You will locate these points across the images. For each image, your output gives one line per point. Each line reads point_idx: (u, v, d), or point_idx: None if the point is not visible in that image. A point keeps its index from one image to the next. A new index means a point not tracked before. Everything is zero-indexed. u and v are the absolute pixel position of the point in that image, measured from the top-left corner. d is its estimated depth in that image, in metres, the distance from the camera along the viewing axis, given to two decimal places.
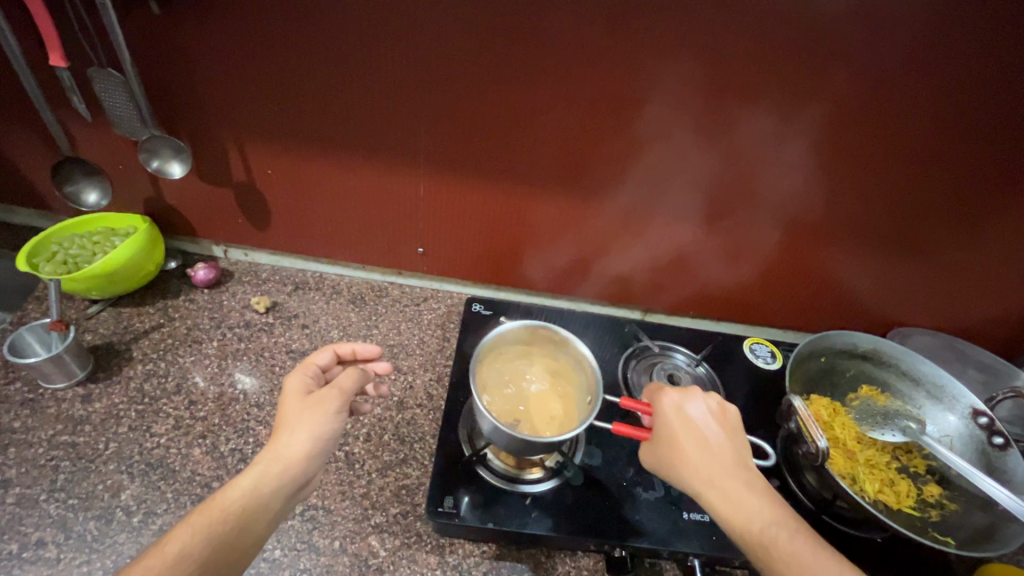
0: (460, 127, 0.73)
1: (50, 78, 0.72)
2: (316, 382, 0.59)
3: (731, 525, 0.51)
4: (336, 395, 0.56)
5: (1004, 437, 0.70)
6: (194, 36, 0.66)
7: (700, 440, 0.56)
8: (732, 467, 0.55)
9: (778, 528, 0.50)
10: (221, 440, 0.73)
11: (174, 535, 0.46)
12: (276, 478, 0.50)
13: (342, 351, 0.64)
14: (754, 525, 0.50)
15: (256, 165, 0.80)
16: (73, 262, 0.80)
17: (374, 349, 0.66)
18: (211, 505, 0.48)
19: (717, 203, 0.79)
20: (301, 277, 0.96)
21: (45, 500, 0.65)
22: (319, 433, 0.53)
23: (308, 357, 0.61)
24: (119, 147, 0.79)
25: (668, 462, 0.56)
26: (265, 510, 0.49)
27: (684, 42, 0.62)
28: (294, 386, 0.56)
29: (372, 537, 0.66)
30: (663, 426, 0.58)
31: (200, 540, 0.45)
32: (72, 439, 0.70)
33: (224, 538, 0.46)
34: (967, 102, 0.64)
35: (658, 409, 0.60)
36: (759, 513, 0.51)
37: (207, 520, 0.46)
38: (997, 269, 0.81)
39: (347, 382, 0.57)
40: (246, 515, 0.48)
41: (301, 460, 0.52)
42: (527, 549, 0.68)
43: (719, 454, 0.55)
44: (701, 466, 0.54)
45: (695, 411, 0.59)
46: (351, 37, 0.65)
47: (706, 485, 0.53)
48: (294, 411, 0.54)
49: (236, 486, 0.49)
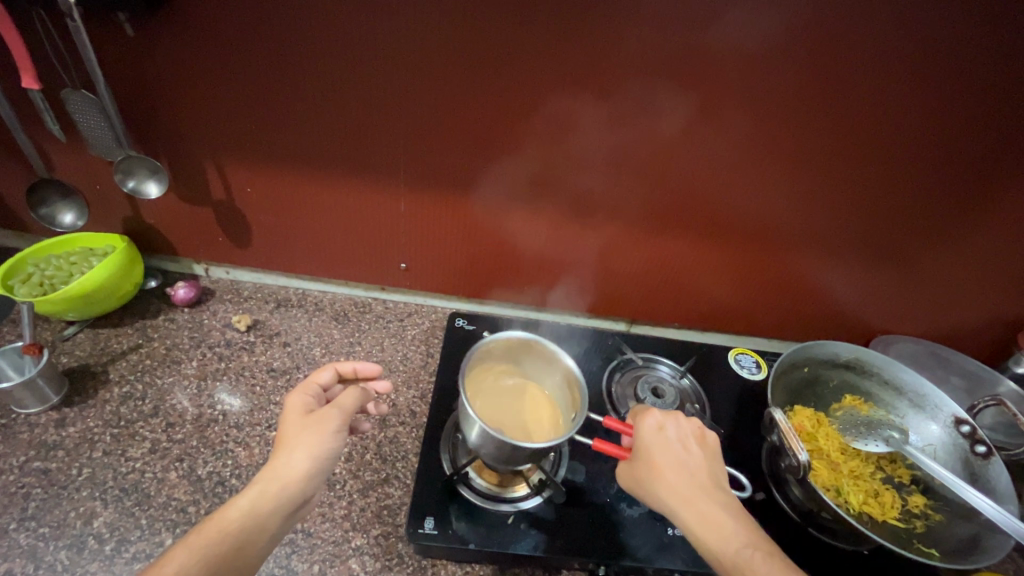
0: (438, 143, 0.73)
1: (24, 100, 0.71)
2: (316, 402, 0.58)
3: (706, 546, 0.50)
4: (337, 414, 0.55)
5: (986, 445, 0.70)
6: (169, 56, 0.66)
7: (677, 460, 0.56)
8: (710, 490, 0.54)
9: (757, 554, 0.48)
10: (199, 463, 0.71)
11: (170, 556, 0.43)
12: (273, 498, 0.49)
13: (343, 370, 0.64)
14: (730, 547, 0.49)
15: (235, 183, 0.80)
16: (49, 283, 0.79)
17: (376, 367, 0.65)
18: (209, 523, 0.46)
19: (697, 215, 0.79)
20: (283, 294, 0.96)
21: (15, 530, 0.63)
22: (320, 452, 0.52)
23: (309, 376, 0.60)
24: (95, 167, 0.78)
25: (644, 482, 0.55)
26: (262, 531, 0.48)
27: (657, 56, 0.63)
28: (294, 404, 0.56)
29: (353, 559, 0.65)
30: (641, 445, 0.58)
31: (196, 562, 0.43)
32: (44, 465, 0.69)
33: (220, 560, 0.45)
34: (935, 111, 0.65)
35: (637, 429, 0.59)
36: (736, 535, 0.50)
37: (203, 540, 0.45)
38: (976, 275, 0.82)
39: (347, 402, 0.56)
40: (242, 536, 0.46)
41: (300, 479, 0.51)
42: (511, 569, 0.67)
43: (696, 475, 0.55)
44: (676, 485, 0.54)
45: (674, 432, 0.58)
46: (328, 55, 0.65)
47: (682, 505, 0.52)
48: (294, 430, 0.53)
49: (235, 505, 0.48)
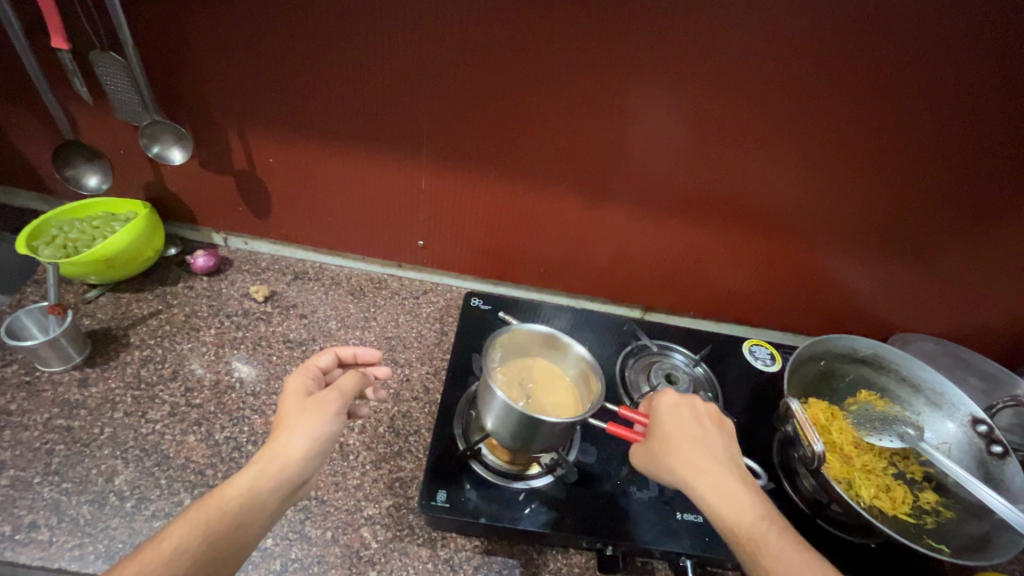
0: (462, 120, 0.72)
1: (52, 60, 0.71)
2: (316, 384, 0.58)
3: (720, 517, 0.50)
4: (336, 397, 0.56)
5: (1003, 446, 0.70)
6: (194, 20, 0.65)
7: (695, 436, 0.57)
8: (725, 464, 0.55)
9: (770, 527, 0.49)
10: (216, 428, 0.73)
11: (170, 532, 0.45)
12: (274, 476, 0.50)
13: (343, 354, 0.64)
14: (741, 517, 0.50)
15: (257, 154, 0.80)
16: (72, 246, 0.80)
17: (375, 353, 0.65)
18: (208, 500, 0.47)
19: (717, 203, 0.78)
20: (301, 266, 0.96)
21: (39, 483, 0.65)
22: (319, 433, 0.53)
23: (309, 358, 0.61)
24: (119, 131, 0.78)
25: (661, 456, 0.56)
26: (264, 508, 0.49)
27: (691, 41, 0.61)
28: (294, 386, 0.56)
29: (364, 528, 0.66)
30: (654, 419, 0.60)
31: (196, 537, 0.45)
32: (67, 423, 0.70)
33: (219, 537, 0.45)
34: (979, 107, 0.62)
35: (653, 403, 0.61)
36: (748, 508, 0.51)
37: (203, 516, 0.46)
38: (1003, 276, 0.80)
39: (346, 384, 0.57)
40: (243, 512, 0.47)
41: (300, 459, 0.51)
42: (519, 545, 0.68)
43: (713, 452, 0.55)
44: (694, 458, 0.54)
45: (695, 410, 0.60)
46: (356, 28, 0.64)
47: (699, 477, 0.53)
48: (293, 412, 0.54)
49: (235, 482, 0.49)
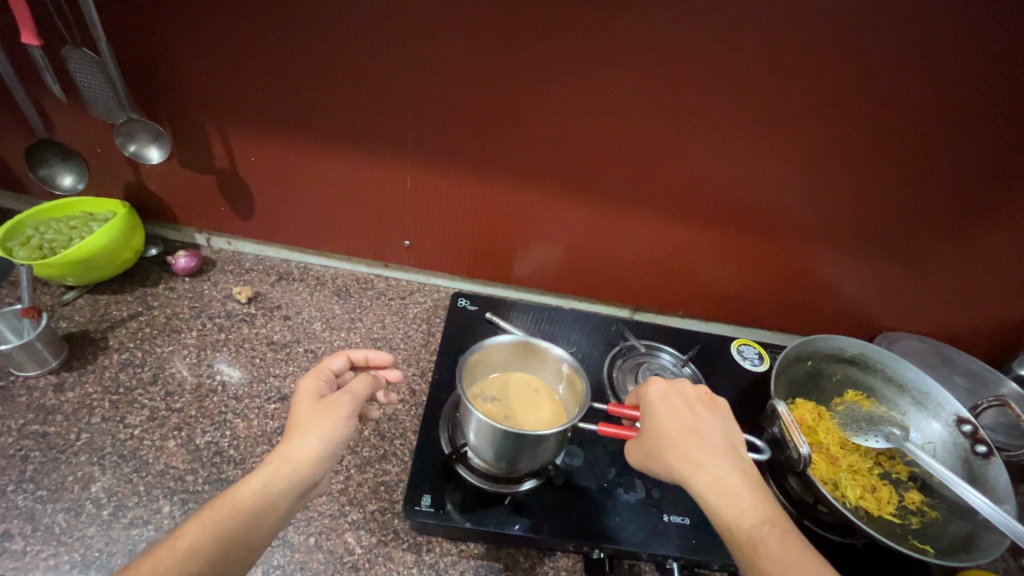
0: (446, 119, 0.71)
1: (24, 57, 0.70)
2: (327, 387, 0.57)
3: (720, 516, 0.50)
4: (348, 400, 0.55)
5: (987, 446, 0.70)
6: (170, 17, 0.64)
7: (691, 429, 0.56)
8: (723, 456, 0.54)
9: (772, 530, 0.48)
10: (197, 433, 0.72)
11: (184, 531, 0.44)
12: (286, 477, 0.49)
13: (355, 357, 0.63)
14: (743, 517, 0.49)
15: (239, 153, 0.78)
16: (48, 248, 0.78)
17: (388, 357, 0.65)
18: (225, 500, 0.46)
19: (704, 203, 0.78)
20: (285, 267, 0.95)
21: (13, 492, 0.63)
22: (332, 435, 0.52)
23: (322, 361, 0.60)
24: (95, 129, 0.77)
25: (656, 451, 0.56)
26: (274, 510, 0.47)
27: (678, 38, 0.60)
28: (307, 389, 0.55)
29: (348, 534, 0.65)
30: (645, 412, 0.60)
31: (210, 536, 0.44)
32: (42, 429, 0.69)
33: (233, 534, 0.45)
34: (963, 107, 0.62)
35: (642, 396, 0.61)
36: (749, 507, 0.50)
37: (219, 517, 0.45)
38: (987, 275, 0.81)
39: (359, 387, 0.56)
40: (258, 513, 0.46)
41: (314, 462, 0.50)
42: (505, 548, 0.67)
43: (709, 442, 0.55)
44: (688, 453, 0.55)
45: (686, 399, 0.59)
46: (337, 26, 0.63)
47: (694, 471, 0.53)
48: (305, 415, 0.53)
49: (248, 483, 0.48)
